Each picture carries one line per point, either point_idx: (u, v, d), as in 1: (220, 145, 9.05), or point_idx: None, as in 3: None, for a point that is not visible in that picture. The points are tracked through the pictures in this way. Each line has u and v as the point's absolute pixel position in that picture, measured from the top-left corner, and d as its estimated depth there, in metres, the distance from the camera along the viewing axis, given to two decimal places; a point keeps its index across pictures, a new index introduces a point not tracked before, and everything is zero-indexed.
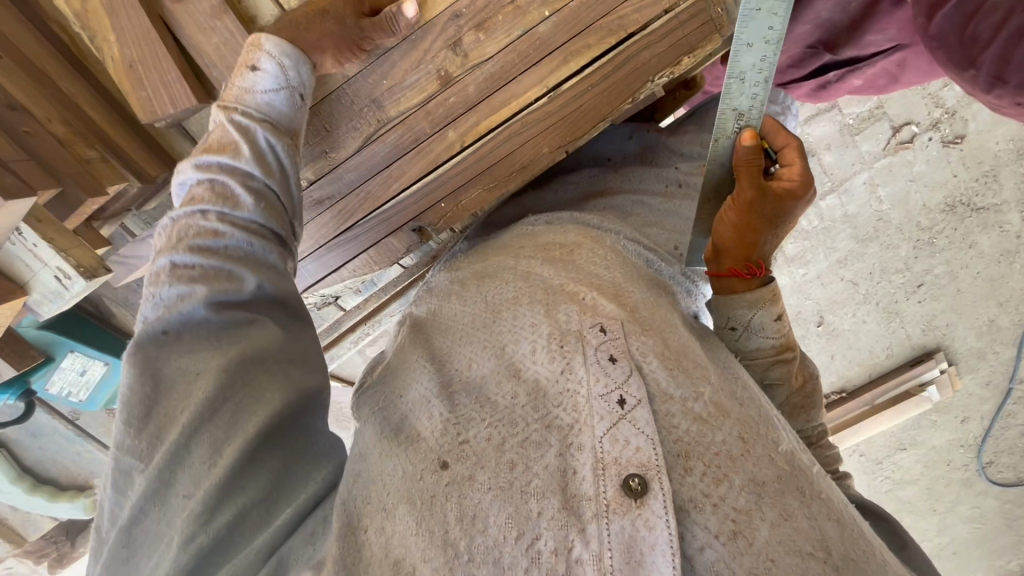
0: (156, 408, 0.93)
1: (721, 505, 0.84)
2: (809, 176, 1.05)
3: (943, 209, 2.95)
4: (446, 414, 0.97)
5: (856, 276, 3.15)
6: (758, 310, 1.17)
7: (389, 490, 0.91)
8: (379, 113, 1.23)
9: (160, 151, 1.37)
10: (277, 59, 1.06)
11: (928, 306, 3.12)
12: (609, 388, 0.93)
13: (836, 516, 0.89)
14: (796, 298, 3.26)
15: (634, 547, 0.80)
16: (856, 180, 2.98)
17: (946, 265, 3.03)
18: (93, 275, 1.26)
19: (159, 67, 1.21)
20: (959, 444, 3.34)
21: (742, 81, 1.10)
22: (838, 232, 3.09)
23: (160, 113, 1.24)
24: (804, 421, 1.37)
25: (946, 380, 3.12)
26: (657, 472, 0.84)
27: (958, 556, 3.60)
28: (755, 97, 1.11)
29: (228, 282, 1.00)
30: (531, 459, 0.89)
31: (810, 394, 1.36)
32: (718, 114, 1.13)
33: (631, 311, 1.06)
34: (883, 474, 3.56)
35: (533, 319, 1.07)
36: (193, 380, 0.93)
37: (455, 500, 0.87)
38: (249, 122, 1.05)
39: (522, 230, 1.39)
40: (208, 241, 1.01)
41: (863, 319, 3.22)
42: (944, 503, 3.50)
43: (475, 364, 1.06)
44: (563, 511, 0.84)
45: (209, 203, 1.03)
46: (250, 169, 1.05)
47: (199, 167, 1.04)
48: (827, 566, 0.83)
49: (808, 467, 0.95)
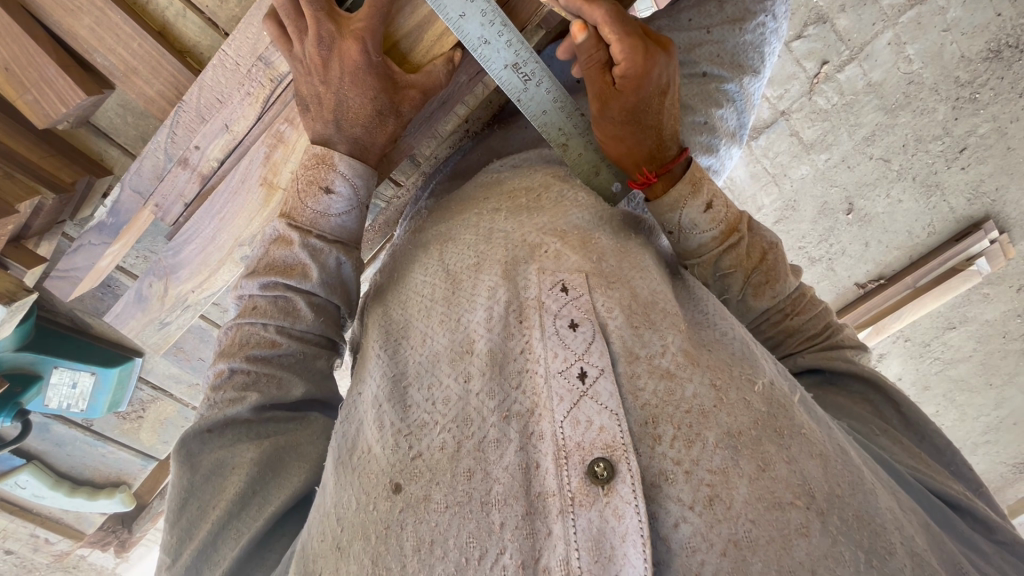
0: (195, 498, 1.02)
1: (695, 470, 0.85)
2: (640, 45, 1.04)
3: (985, 56, 2.56)
4: (398, 424, 0.97)
5: (887, 152, 2.81)
6: (680, 209, 1.12)
7: (344, 525, 0.94)
8: (271, 72, 1.13)
9: (74, 154, 1.29)
10: (350, 180, 1.08)
11: (973, 172, 2.78)
12: (569, 362, 0.92)
13: (818, 453, 0.90)
14: (821, 187, 2.94)
15: (602, 543, 0.81)
16: (879, 41, 2.59)
17: (993, 122, 2.67)
18: (14, 300, 1.26)
19: (36, 64, 1.14)
20: (1015, 314, 3.10)
21: (490, 44, 1.10)
22: (862, 105, 2.73)
23: (53, 115, 1.17)
24: (771, 299, 1.20)
25: (997, 250, 2.85)
26: (623, 452, 0.85)
27: (1020, 426, 3.47)
28: (511, 43, 1.11)
29: (278, 389, 1.08)
30: (489, 462, 0.90)
31: (772, 268, 1.18)
32: (498, 84, 1.14)
33: (594, 262, 1.04)
34: (932, 356, 3.32)
35: (492, 282, 1.04)
36: (228, 474, 1.04)
37: (410, 529, 0.89)
38: (322, 245, 1.08)
39: (488, 177, 1.29)
40: (266, 352, 1.08)
41: (899, 198, 2.90)
42: (1001, 376, 3.31)
43: (429, 341, 1.04)
44: (526, 519, 0.85)
45: (269, 317, 1.08)
46: (314, 288, 1.08)
47: (266, 286, 1.07)
48: (811, 512, 0.84)
49: (787, 401, 0.96)
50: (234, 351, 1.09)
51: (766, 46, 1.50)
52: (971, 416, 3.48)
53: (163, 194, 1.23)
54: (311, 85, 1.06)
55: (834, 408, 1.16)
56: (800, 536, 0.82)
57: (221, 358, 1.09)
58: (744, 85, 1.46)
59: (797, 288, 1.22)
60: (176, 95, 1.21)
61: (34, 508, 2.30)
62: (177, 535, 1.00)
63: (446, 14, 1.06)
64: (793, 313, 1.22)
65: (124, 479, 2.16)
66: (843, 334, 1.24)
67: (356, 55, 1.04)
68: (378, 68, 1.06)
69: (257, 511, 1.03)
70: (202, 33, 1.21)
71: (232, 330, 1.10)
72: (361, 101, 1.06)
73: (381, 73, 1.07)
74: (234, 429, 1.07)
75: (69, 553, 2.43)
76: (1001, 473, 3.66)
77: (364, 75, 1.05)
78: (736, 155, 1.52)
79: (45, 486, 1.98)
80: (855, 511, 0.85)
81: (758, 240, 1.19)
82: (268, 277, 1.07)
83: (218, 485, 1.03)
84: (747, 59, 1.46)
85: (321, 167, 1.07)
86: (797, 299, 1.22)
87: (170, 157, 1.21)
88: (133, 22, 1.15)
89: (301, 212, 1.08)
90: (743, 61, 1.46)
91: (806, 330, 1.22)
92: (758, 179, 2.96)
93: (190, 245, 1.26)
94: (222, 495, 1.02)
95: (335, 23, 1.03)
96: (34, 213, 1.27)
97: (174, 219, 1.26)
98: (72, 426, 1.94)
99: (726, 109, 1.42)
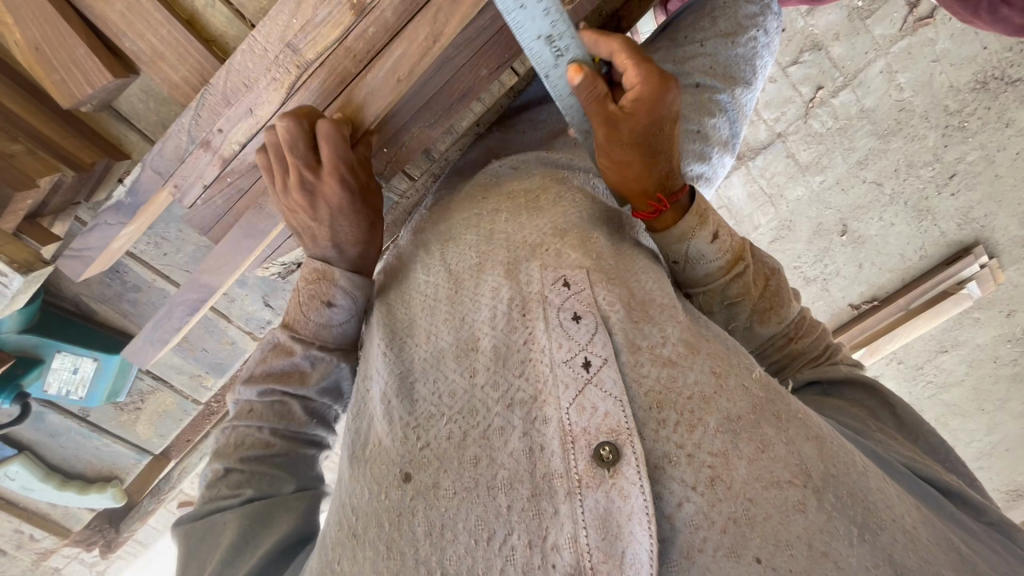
0: (203, 541, 1.03)
1: (697, 452, 0.85)
2: (649, 77, 1.03)
3: (972, 87, 2.63)
4: (405, 416, 0.98)
5: (879, 176, 2.88)
6: (688, 239, 1.10)
7: (358, 514, 0.93)
8: (297, 58, 1.17)
9: (95, 135, 1.32)
10: (351, 294, 1.14)
11: (963, 198, 2.84)
12: (574, 352, 0.92)
13: (815, 435, 0.90)
14: (815, 209, 3.00)
15: (609, 521, 0.81)
16: (871, 69, 2.67)
17: (981, 150, 2.74)
18: (32, 270, 1.29)
19: (66, 45, 1.17)
20: (1006, 339, 3.14)
21: (525, 8, 1.04)
22: (856, 129, 2.81)
23: (79, 95, 1.20)
24: (777, 324, 1.19)
25: (987, 274, 2.89)
26: (628, 436, 0.85)
27: (1012, 452, 3.48)
28: (549, 12, 1.05)
29: (269, 483, 1.09)
30: (495, 449, 0.90)
31: (776, 293, 1.18)
32: (527, 55, 1.09)
33: (594, 259, 1.04)
34: (924, 379, 3.36)
35: (495, 283, 1.04)
36: (227, 512, 1.05)
37: (422, 514, 0.88)
38: (324, 356, 1.15)
39: (486, 178, 1.31)
40: (258, 452, 1.11)
41: (891, 221, 2.95)
42: (992, 401, 3.34)
43: (434, 339, 1.04)
44: (532, 500, 0.85)
45: (265, 420, 1.12)
46: (310, 394, 1.15)
47: (262, 393, 1.12)
48: (808, 491, 0.83)
49: (783, 390, 0.96)
50: (227, 452, 1.11)
51: (757, 59, 1.49)
52: (963, 441, 3.50)
53: (182, 175, 1.25)
54: (301, 220, 1.14)
55: (833, 410, 1.12)
56: (796, 511, 0.81)
57: (212, 458, 1.11)
58: (736, 96, 1.44)
59: (799, 313, 1.22)
60: (199, 82, 1.24)
61: (21, 503, 2.22)
62: None
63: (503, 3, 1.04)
64: (797, 336, 1.21)
65: (118, 473, 2.13)
66: (841, 355, 1.23)
67: (334, 192, 1.12)
68: (356, 192, 1.15)
69: (249, 556, 0.99)
70: (229, 23, 1.25)
71: (229, 433, 1.14)
72: (352, 226, 1.15)
73: (363, 193, 1.16)
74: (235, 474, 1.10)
75: (52, 552, 2.37)
76: (994, 500, 3.68)
77: (347, 206, 1.14)
78: (727, 164, 1.49)
79: (34, 478, 1.93)
80: (850, 490, 0.84)
81: (761, 266, 1.20)
82: (266, 386, 1.12)
83: (212, 545, 1.01)
84: (739, 71, 1.45)
85: (322, 282, 1.13)
86: (799, 323, 1.22)
87: (192, 138, 1.23)
88: (162, 9, 1.18)
89: (303, 323, 1.14)
90: (734, 73, 1.44)
91: (810, 353, 1.21)
92: (756, 198, 3.02)
93: (212, 257, 1.33)
94: (215, 552, 1.00)
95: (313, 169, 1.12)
96: (52, 190, 1.29)
97: (191, 201, 1.27)
98: (67, 416, 1.90)
99: (718, 118, 1.40)
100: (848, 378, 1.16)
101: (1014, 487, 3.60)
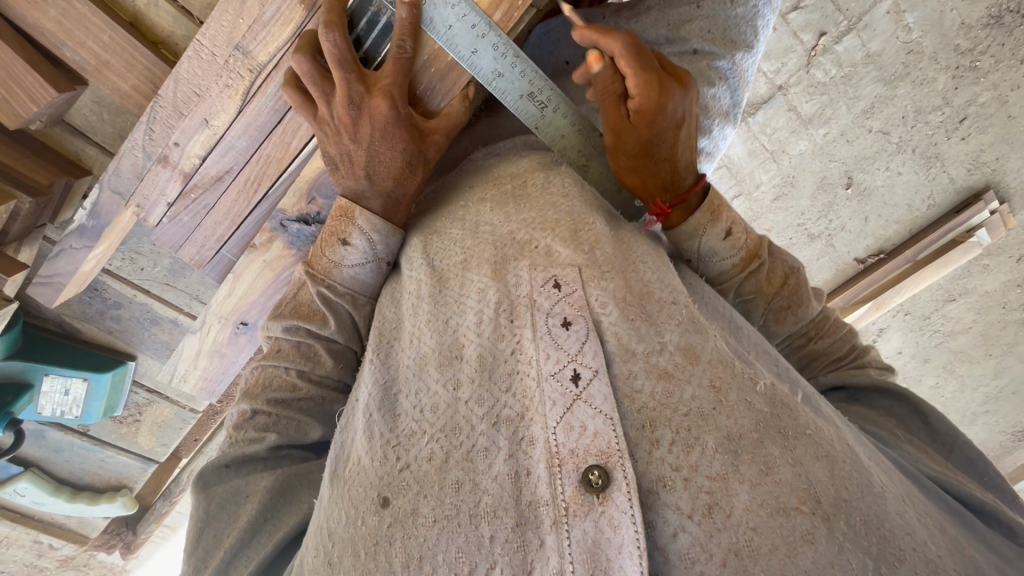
0: (210, 526, 1.01)
1: (694, 477, 0.78)
2: (650, 84, 0.99)
3: (986, 22, 2.44)
4: (385, 434, 0.89)
5: (887, 124, 2.71)
6: (700, 236, 1.06)
7: (335, 541, 0.87)
8: (248, 61, 1.11)
9: (51, 153, 1.27)
10: (369, 235, 1.06)
11: (973, 143, 2.69)
12: (561, 364, 0.84)
13: (826, 453, 0.81)
14: (819, 162, 2.83)
15: (597, 554, 0.74)
16: (877, 11, 2.46)
17: (993, 91, 2.57)
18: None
19: (2, 61, 1.09)
20: (1016, 283, 3.06)
21: (504, 76, 1.09)
22: (861, 76, 2.61)
23: (25, 115, 1.12)
24: (793, 323, 1.16)
25: (998, 221, 2.77)
26: (619, 459, 0.78)
27: (1019, 395, 3.45)
28: (525, 74, 1.10)
29: (296, 433, 1.09)
30: (478, 473, 0.82)
31: (795, 292, 1.14)
32: (514, 114, 1.12)
33: (587, 254, 0.95)
34: (931, 328, 3.27)
35: (481, 283, 0.95)
36: (240, 501, 1.03)
37: (399, 545, 0.81)
38: (332, 294, 1.07)
39: (473, 167, 1.20)
40: (287, 396, 1.08)
41: (898, 170, 2.80)
42: (1001, 346, 3.28)
43: (417, 342, 0.95)
44: (517, 531, 0.78)
45: (291, 361, 1.08)
46: (334, 335, 1.08)
47: (288, 330, 1.07)
48: (816, 519, 0.75)
49: (792, 401, 0.87)
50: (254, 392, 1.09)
51: (759, 19, 1.34)
52: (970, 387, 3.45)
53: (144, 194, 1.21)
54: (341, 145, 1.05)
55: (855, 416, 1.09)
56: (805, 543, 0.74)
57: (243, 396, 1.10)
58: (737, 62, 1.32)
59: (820, 312, 1.19)
60: (151, 89, 1.17)
61: (35, 515, 2.30)
62: (194, 565, 0.99)
63: (456, 51, 1.06)
64: (816, 336, 1.18)
65: (125, 482, 2.16)
66: (870, 355, 1.18)
67: (385, 110, 1.03)
68: (405, 119, 1.06)
69: (267, 538, 1.01)
70: (176, 21, 1.17)
71: (256, 370, 1.11)
72: (391, 154, 1.05)
73: (409, 126, 1.06)
74: (251, 464, 1.06)
75: (72, 557, 2.49)
76: (1001, 443, 3.66)
77: (393, 129, 1.04)
78: (731, 135, 1.39)
79: (44, 493, 1.99)
80: (863, 517, 0.76)
81: (781, 263, 1.14)
82: (292, 322, 1.07)
83: (232, 514, 1.02)
84: (739, 35, 1.32)
85: (344, 220, 1.07)
86: (820, 323, 1.18)
87: (147, 154, 1.19)
88: (101, 13, 1.11)
89: (320, 259, 1.07)
90: (734, 37, 1.31)
91: (832, 353, 1.18)
92: (757, 156, 2.84)
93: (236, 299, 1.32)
94: (221, 544, 0.99)
95: (362, 82, 1.04)
96: (10, 218, 1.23)
97: (157, 219, 1.23)
98: (68, 432, 1.93)
99: (718, 87, 1.29)
100: (872, 385, 1.11)
101: (1020, 428, 3.58)
